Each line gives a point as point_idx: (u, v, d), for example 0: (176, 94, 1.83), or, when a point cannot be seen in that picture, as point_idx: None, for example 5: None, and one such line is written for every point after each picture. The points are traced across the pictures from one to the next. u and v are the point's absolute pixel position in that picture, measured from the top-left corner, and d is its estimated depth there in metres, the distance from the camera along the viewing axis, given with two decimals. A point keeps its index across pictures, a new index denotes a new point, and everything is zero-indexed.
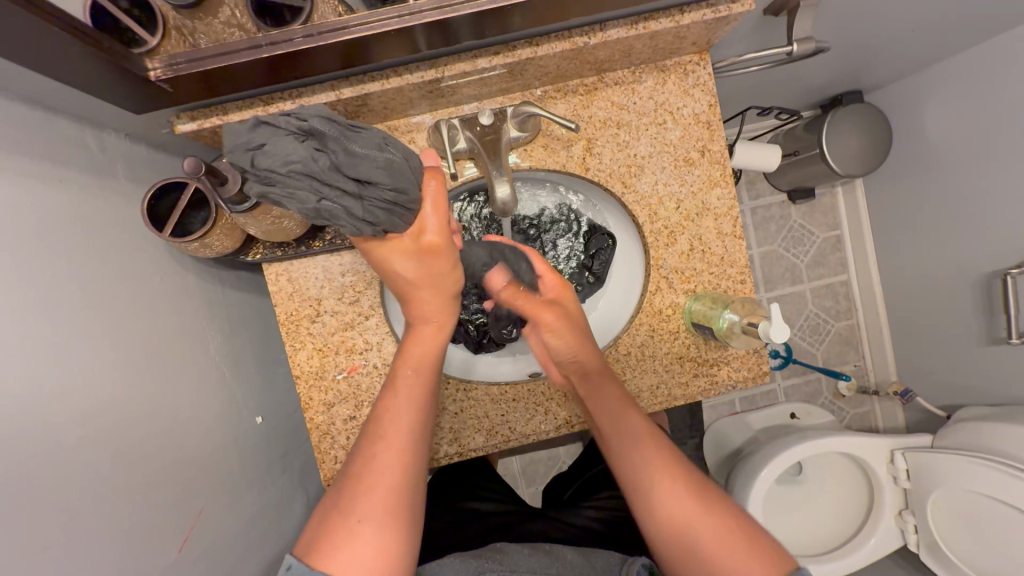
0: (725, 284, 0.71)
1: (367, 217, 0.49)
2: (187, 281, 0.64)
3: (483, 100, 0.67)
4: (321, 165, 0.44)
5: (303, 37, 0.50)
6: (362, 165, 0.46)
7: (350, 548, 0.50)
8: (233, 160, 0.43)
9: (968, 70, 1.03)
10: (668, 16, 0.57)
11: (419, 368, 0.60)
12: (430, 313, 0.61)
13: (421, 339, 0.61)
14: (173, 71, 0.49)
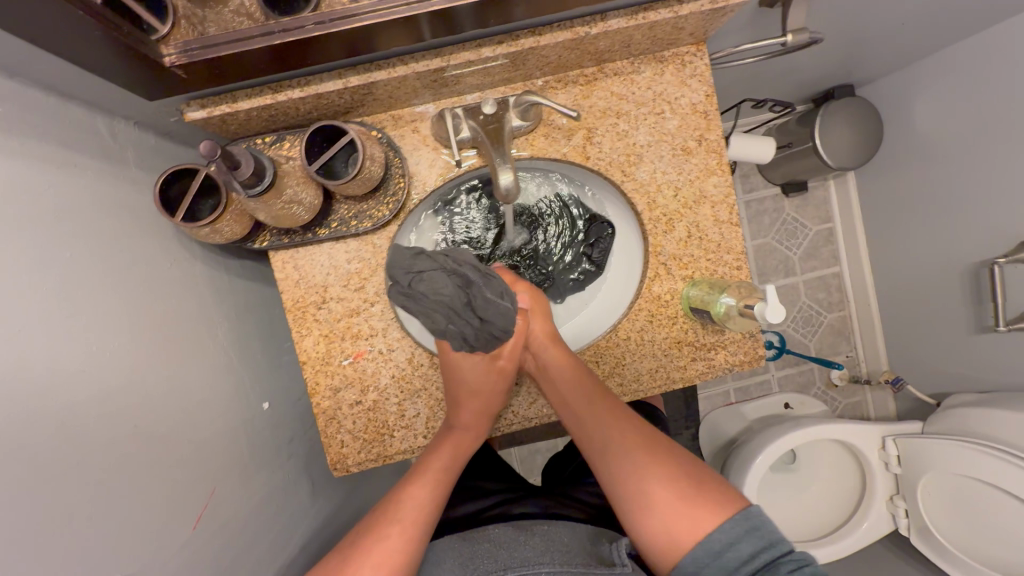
0: (721, 270, 0.73)
1: (474, 341, 0.61)
2: (196, 270, 0.65)
3: (486, 90, 0.68)
4: (459, 305, 0.56)
5: (315, 24, 0.51)
6: (488, 309, 0.59)
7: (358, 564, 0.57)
8: (392, 273, 0.54)
9: (958, 63, 1.06)
10: (666, 7, 0.59)
11: (448, 459, 0.69)
12: (475, 417, 0.70)
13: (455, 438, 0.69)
14: (187, 57, 0.51)
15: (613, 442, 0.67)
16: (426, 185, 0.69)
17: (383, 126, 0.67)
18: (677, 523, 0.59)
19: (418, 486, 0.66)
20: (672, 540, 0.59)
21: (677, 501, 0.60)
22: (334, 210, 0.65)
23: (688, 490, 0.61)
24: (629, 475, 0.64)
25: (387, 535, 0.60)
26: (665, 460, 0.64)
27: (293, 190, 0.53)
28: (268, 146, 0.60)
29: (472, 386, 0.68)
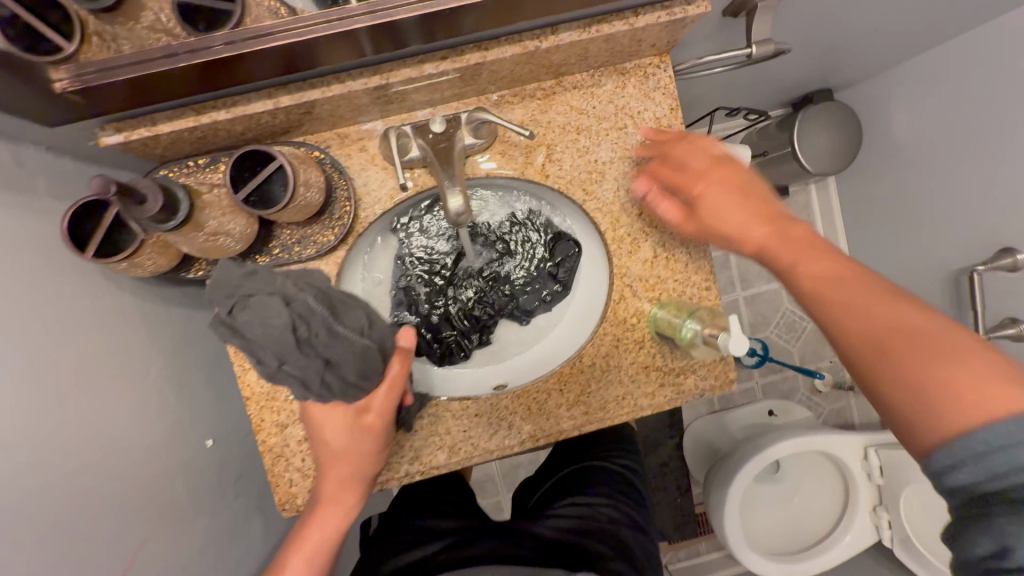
0: (689, 290, 0.69)
1: (319, 388, 0.49)
2: (124, 304, 0.60)
3: (438, 106, 0.64)
4: (294, 347, 0.44)
5: (225, 45, 0.46)
6: (337, 346, 0.47)
7: None
8: (212, 297, 0.43)
9: (942, 64, 1.02)
10: (621, 19, 0.55)
11: (308, 552, 0.58)
12: (338, 488, 0.60)
13: (316, 520, 0.59)
14: (81, 83, 0.45)
15: (850, 300, 0.45)
16: (376, 207, 0.65)
17: (328, 145, 0.63)
18: (951, 391, 0.38)
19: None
20: (943, 416, 0.38)
21: (950, 385, 0.38)
22: (274, 236, 0.61)
23: (975, 370, 0.38)
24: (865, 344, 0.43)
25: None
26: (941, 337, 0.40)
27: (217, 221, 0.49)
28: (205, 168, 0.58)
29: (338, 446, 0.58)
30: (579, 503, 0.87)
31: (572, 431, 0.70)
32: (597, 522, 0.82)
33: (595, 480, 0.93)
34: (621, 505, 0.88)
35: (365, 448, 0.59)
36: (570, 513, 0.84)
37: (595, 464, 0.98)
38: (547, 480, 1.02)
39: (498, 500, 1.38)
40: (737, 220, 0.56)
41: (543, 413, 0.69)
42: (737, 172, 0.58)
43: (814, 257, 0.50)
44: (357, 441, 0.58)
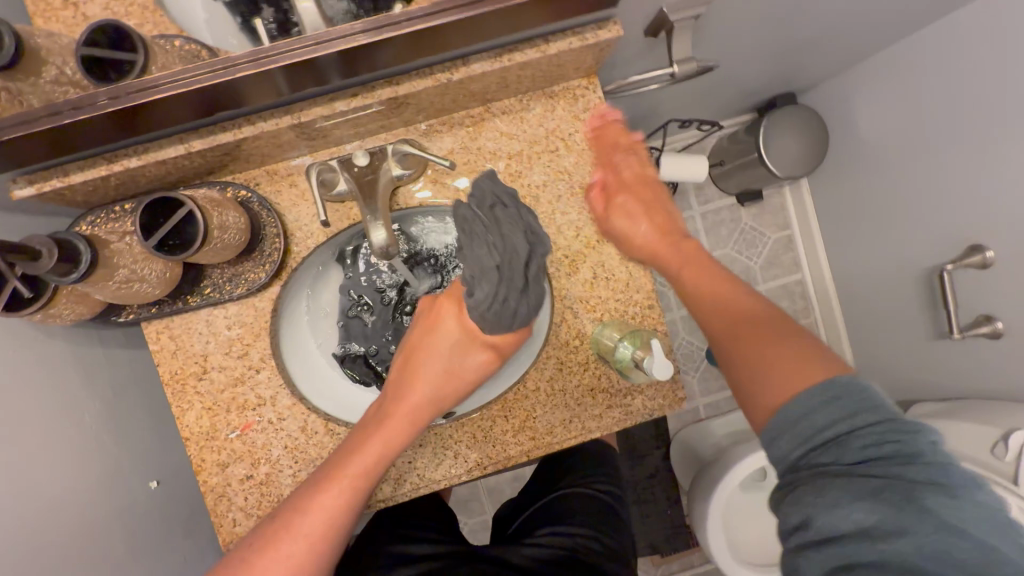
0: (632, 310, 0.69)
1: (496, 309, 0.55)
2: (58, 348, 0.61)
3: (365, 138, 0.64)
4: (519, 274, 0.53)
5: (110, 100, 0.46)
6: (534, 282, 0.55)
7: (270, 548, 0.55)
8: (478, 195, 0.55)
9: (901, 65, 1.01)
10: (533, 47, 0.56)
11: (369, 458, 0.59)
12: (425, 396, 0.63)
13: (381, 431, 0.60)
14: None
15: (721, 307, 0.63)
16: (308, 242, 0.65)
17: (257, 182, 0.63)
18: (774, 366, 0.54)
19: (327, 492, 0.58)
20: (774, 379, 0.53)
21: (772, 368, 0.54)
22: (206, 275, 0.62)
23: (792, 353, 0.54)
24: (724, 340, 0.61)
25: (295, 532, 0.56)
26: (763, 328, 0.59)
27: (129, 268, 0.50)
28: (128, 213, 0.58)
29: (441, 363, 0.65)
30: (556, 532, 0.85)
31: (519, 457, 0.69)
32: (578, 554, 0.82)
33: (574, 507, 0.92)
34: (601, 533, 0.87)
35: (457, 374, 0.65)
36: (552, 543, 0.83)
37: (576, 486, 0.96)
38: (525, 504, 1.01)
39: (483, 519, 1.36)
40: (655, 245, 0.71)
41: (488, 440, 0.68)
42: (642, 193, 0.74)
43: (702, 271, 0.68)
44: (461, 364, 0.65)
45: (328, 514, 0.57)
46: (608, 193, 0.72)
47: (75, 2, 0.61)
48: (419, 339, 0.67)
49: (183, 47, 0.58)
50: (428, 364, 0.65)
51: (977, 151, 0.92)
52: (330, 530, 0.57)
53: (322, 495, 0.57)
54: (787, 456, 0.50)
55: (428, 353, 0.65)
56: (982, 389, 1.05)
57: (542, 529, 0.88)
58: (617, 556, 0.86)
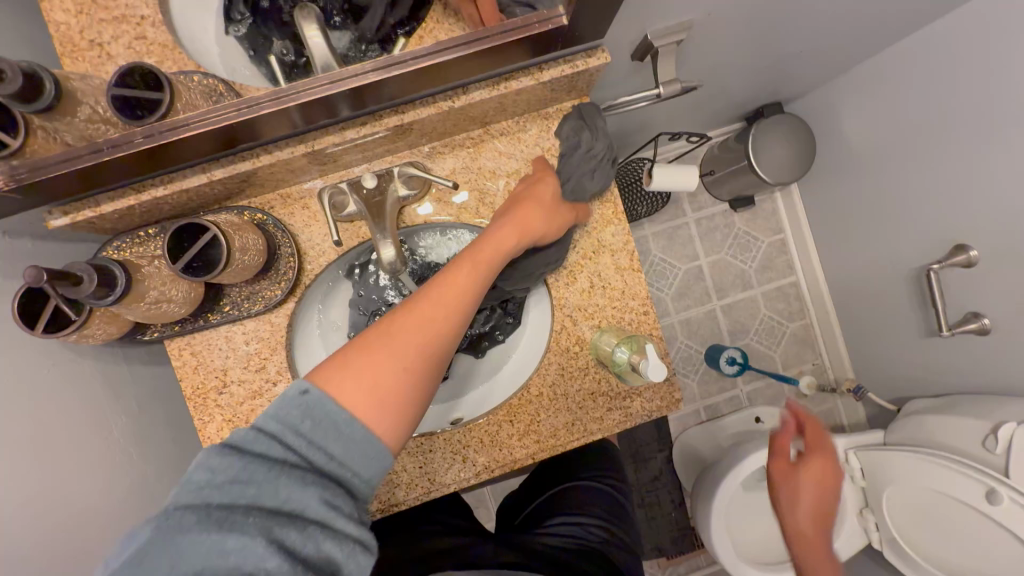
0: (628, 316, 0.72)
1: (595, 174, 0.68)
2: (85, 366, 0.64)
3: (373, 161, 0.68)
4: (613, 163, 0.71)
5: (145, 138, 0.51)
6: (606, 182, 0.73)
7: (404, 316, 0.51)
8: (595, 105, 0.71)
9: (880, 75, 1.06)
10: (528, 75, 0.60)
11: (491, 261, 0.58)
12: (539, 208, 0.64)
13: (498, 234, 0.59)
14: (16, 181, 0.49)
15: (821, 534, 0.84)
16: (320, 260, 0.68)
17: (272, 206, 0.67)
18: None
19: (461, 269, 0.55)
20: None
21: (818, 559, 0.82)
22: (225, 294, 0.66)
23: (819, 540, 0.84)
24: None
25: (434, 313, 0.51)
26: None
27: (159, 290, 0.53)
28: (153, 237, 0.62)
29: (549, 190, 0.65)
30: (567, 523, 0.89)
31: (526, 459, 0.72)
32: (588, 544, 0.85)
33: (584, 498, 0.95)
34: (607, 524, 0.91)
35: (562, 216, 0.66)
36: (565, 534, 0.87)
37: (580, 478, 0.99)
38: (529, 498, 1.04)
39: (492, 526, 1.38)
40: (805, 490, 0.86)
41: (496, 444, 0.71)
42: (824, 456, 0.86)
43: (819, 546, 0.83)
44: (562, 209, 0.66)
45: (464, 303, 0.53)
46: (795, 464, 0.87)
47: (100, 43, 0.65)
48: (519, 191, 0.67)
49: (202, 82, 0.61)
50: (537, 200, 0.64)
51: (958, 154, 0.97)
52: (461, 319, 0.53)
53: (456, 286, 0.54)
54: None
55: (532, 194, 0.65)
56: (974, 383, 1.08)
57: (550, 520, 0.91)
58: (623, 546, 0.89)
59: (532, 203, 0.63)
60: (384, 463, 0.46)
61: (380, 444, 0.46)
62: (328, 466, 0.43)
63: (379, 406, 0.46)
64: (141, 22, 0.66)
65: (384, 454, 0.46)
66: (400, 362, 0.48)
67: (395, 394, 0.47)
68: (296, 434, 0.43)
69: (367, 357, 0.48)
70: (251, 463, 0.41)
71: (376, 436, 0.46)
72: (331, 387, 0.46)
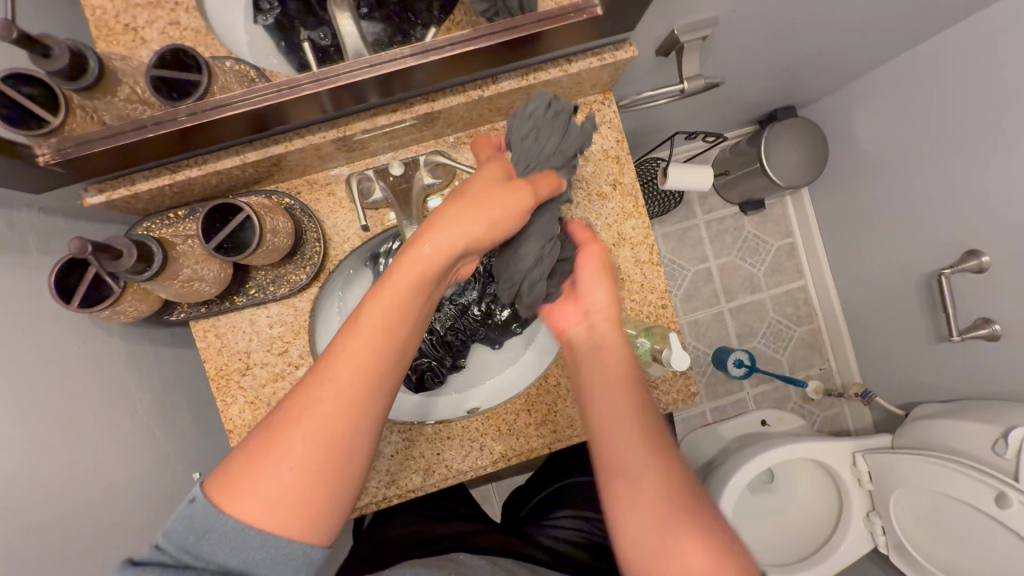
0: (647, 309, 0.73)
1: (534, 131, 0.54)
2: (112, 345, 0.65)
3: (399, 149, 0.69)
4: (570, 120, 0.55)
5: (189, 115, 0.53)
6: (572, 142, 0.55)
7: (294, 408, 0.46)
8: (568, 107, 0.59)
9: (893, 81, 1.07)
10: (556, 66, 0.61)
11: (388, 315, 0.49)
12: (454, 226, 0.49)
13: (396, 278, 0.49)
14: (64, 155, 0.52)
15: (607, 430, 0.55)
16: (345, 246, 0.69)
17: (299, 191, 0.68)
18: None
19: (354, 335, 0.48)
20: None
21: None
22: (251, 277, 0.67)
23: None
24: None
25: (315, 397, 0.46)
26: None
27: (192, 268, 0.54)
28: (182, 219, 0.63)
29: (467, 197, 0.51)
30: (573, 518, 0.90)
31: (542, 449, 0.72)
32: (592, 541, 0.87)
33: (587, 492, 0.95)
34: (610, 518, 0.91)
35: (490, 214, 0.50)
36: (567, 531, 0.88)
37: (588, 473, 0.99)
38: (532, 492, 1.04)
39: None
40: None
41: (513, 433, 0.72)
42: None
43: None
44: (496, 197, 0.51)
45: (354, 377, 0.47)
46: None
47: (135, 28, 0.66)
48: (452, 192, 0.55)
49: (234, 68, 0.61)
50: (457, 201, 0.51)
51: (970, 160, 0.97)
52: (362, 395, 0.47)
53: (340, 361, 0.47)
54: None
55: (453, 199, 0.52)
56: (984, 388, 1.08)
57: (554, 514, 0.92)
58: None
59: (444, 219, 0.50)
60: (309, 553, 0.46)
61: (292, 544, 0.45)
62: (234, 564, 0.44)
63: (274, 511, 0.44)
64: (175, 8, 0.67)
65: (302, 550, 0.45)
66: (286, 461, 0.45)
67: (287, 497, 0.44)
68: (192, 547, 0.44)
69: (252, 464, 0.45)
70: (144, 571, 0.43)
71: (284, 540, 0.44)
72: (219, 501, 0.44)
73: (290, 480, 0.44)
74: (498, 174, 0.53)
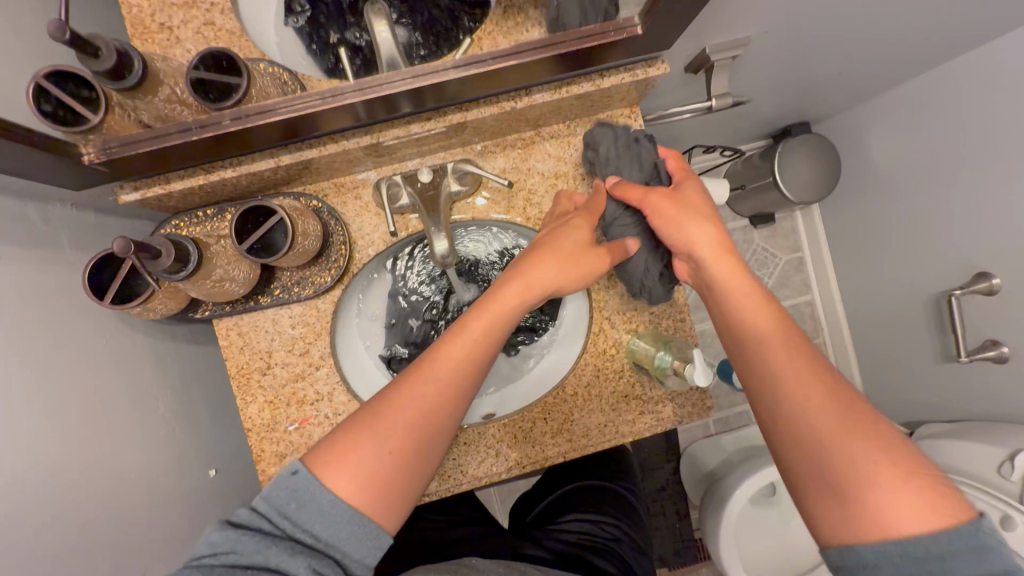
0: (665, 322, 0.74)
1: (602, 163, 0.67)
2: (136, 342, 0.65)
3: (426, 155, 0.70)
4: (624, 142, 0.66)
5: (233, 120, 0.53)
6: (625, 157, 0.66)
7: (398, 395, 0.51)
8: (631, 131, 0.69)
9: (910, 103, 1.07)
10: (589, 81, 0.62)
11: (488, 329, 0.56)
12: (552, 267, 0.60)
13: (499, 301, 0.58)
14: (107, 155, 0.53)
15: (751, 334, 0.53)
16: (369, 249, 0.70)
17: (325, 194, 0.69)
18: None
19: (458, 341, 0.55)
20: None
21: (888, 488, 0.41)
22: (277, 277, 0.67)
23: (924, 492, 0.41)
24: None
25: (418, 390, 0.52)
26: None
27: (224, 268, 0.55)
28: (211, 217, 0.64)
29: (566, 247, 0.62)
30: (583, 520, 0.89)
31: (557, 458, 0.73)
32: (603, 541, 0.85)
33: (598, 498, 0.95)
34: (621, 521, 0.90)
35: (580, 267, 0.62)
36: (576, 529, 0.87)
37: (597, 480, 1.00)
38: (540, 498, 1.04)
39: None
40: None
41: (528, 440, 0.73)
42: None
43: None
44: (586, 261, 0.62)
45: (453, 378, 0.53)
46: None
47: (170, 27, 0.67)
48: (541, 236, 0.65)
49: (268, 69, 0.62)
50: (555, 252, 0.61)
51: (983, 185, 0.98)
52: (459, 394, 0.54)
53: (445, 361, 0.54)
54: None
55: (548, 245, 0.62)
56: (989, 410, 1.09)
57: (564, 517, 0.91)
58: (637, 544, 0.88)
59: (544, 264, 0.60)
60: (378, 542, 0.47)
61: (371, 526, 0.47)
62: (313, 542, 0.45)
63: (366, 489, 0.47)
64: (209, 9, 0.67)
65: (376, 533, 0.47)
66: (387, 442, 0.49)
67: (383, 474, 0.48)
68: (282, 516, 0.45)
69: (356, 440, 0.49)
70: (239, 536, 0.44)
71: (366, 518, 0.47)
72: (321, 474, 0.47)
73: (387, 458, 0.49)
74: (585, 232, 0.64)
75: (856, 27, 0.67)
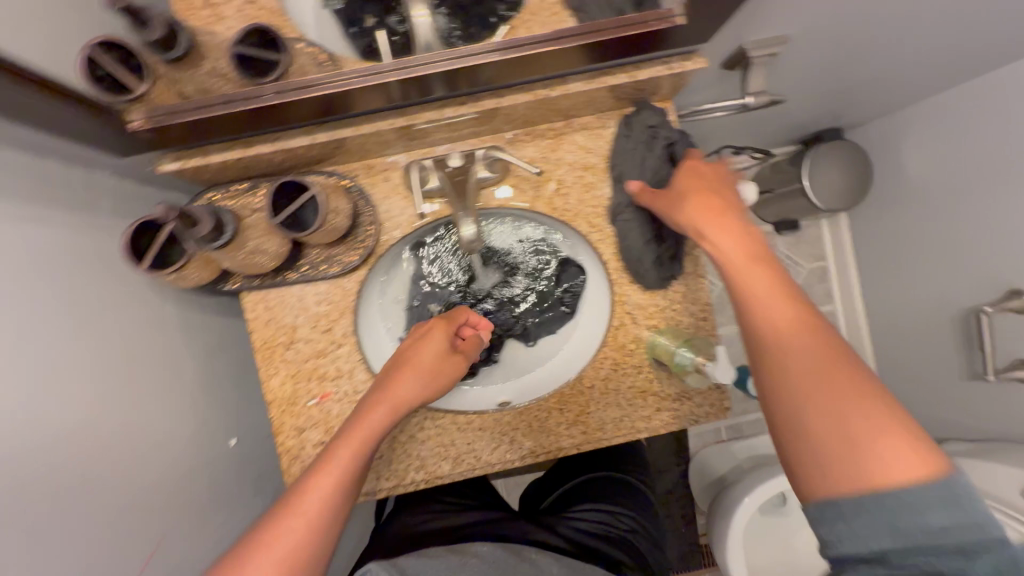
0: (687, 320, 0.73)
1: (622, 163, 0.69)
2: (167, 309, 0.67)
3: (457, 141, 0.71)
4: (642, 139, 0.67)
5: (276, 93, 0.54)
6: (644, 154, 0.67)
7: (271, 531, 0.50)
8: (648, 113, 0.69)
9: (948, 112, 1.05)
10: (624, 72, 0.61)
11: (357, 449, 0.57)
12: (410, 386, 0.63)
13: (368, 419, 0.59)
14: (153, 121, 0.53)
15: (740, 285, 0.51)
16: (396, 232, 0.71)
17: (356, 174, 0.70)
18: None
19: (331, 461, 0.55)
20: None
21: (867, 439, 0.40)
22: (304, 255, 0.68)
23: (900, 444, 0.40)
24: None
25: (291, 518, 0.51)
26: None
27: (255, 241, 0.57)
28: (245, 192, 0.65)
29: (427, 360, 0.65)
30: (599, 509, 0.90)
31: (571, 449, 0.73)
32: (617, 531, 0.86)
33: (613, 490, 0.95)
34: (634, 513, 0.90)
35: (440, 378, 0.66)
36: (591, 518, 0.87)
37: (613, 471, 1.00)
38: (554, 486, 1.05)
39: None
40: None
41: (543, 430, 0.73)
42: None
43: None
44: (445, 370, 0.66)
45: (330, 500, 0.53)
46: None
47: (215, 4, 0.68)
48: (402, 351, 0.67)
49: (307, 50, 0.63)
50: (414, 370, 0.64)
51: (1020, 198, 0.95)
52: (333, 513, 0.53)
53: (318, 485, 0.53)
54: (871, 547, 0.39)
55: (411, 360, 0.65)
56: (1013, 431, 1.06)
57: (579, 505, 0.92)
58: (651, 537, 0.89)
59: (404, 381, 0.63)
60: None
61: None
62: None
63: None
64: None
65: None
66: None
67: None
68: None
69: None
70: None
71: None
72: None
73: None
74: (442, 346, 0.67)
75: (900, 28, 0.66)
